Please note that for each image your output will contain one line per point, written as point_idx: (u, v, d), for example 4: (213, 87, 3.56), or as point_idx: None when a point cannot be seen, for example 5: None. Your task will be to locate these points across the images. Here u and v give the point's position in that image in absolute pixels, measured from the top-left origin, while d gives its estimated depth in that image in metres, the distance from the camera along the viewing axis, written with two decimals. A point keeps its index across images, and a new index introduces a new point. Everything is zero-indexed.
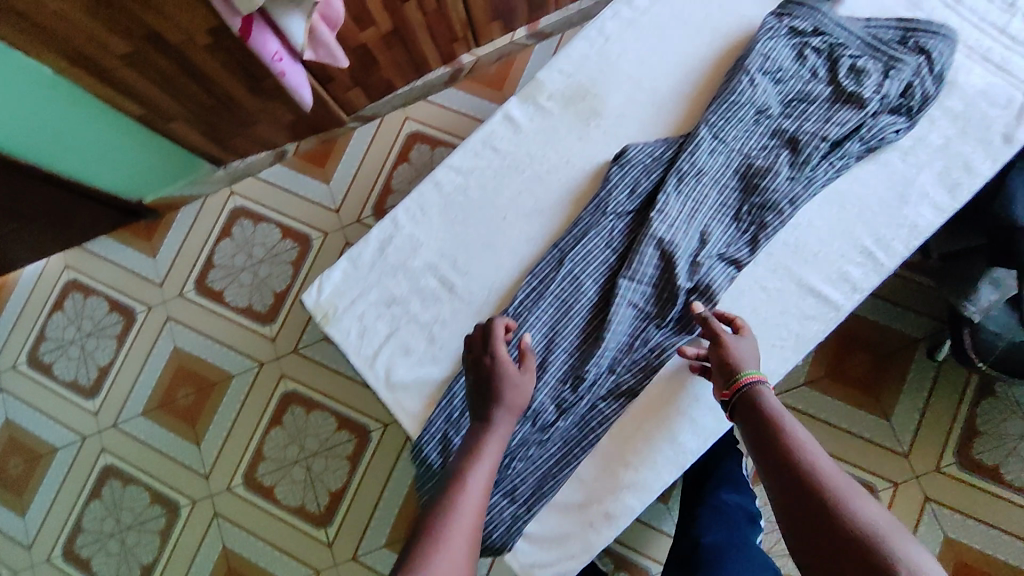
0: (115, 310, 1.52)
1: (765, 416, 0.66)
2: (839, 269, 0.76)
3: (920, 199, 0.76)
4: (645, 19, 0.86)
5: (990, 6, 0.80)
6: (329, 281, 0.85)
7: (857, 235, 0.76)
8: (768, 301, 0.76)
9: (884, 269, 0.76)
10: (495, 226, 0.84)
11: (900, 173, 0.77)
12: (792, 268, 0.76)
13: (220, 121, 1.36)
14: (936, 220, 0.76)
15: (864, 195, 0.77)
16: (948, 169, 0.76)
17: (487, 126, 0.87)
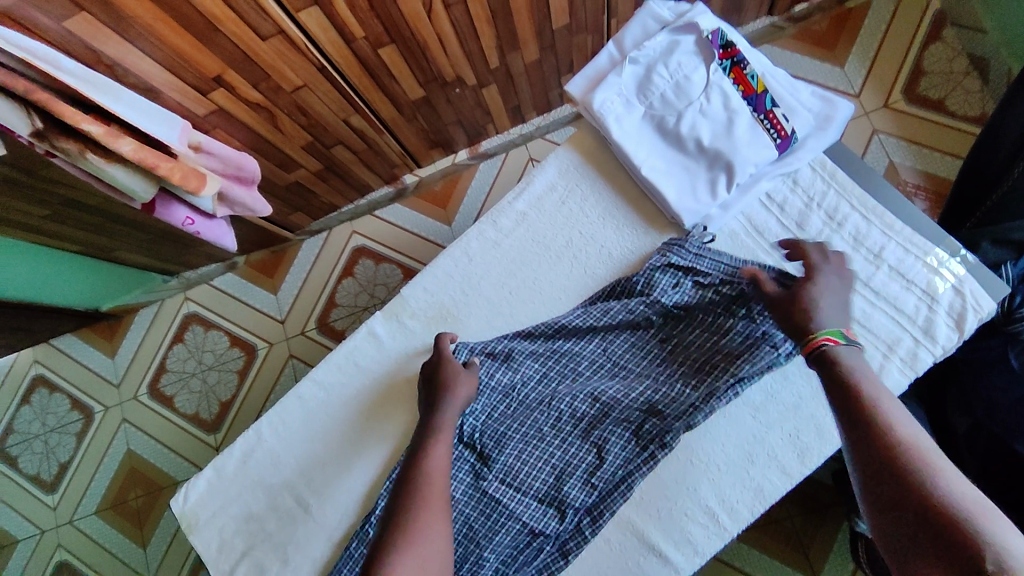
0: (76, 408, 1.72)
1: (837, 376, 0.69)
2: (683, 530, 0.78)
3: (767, 464, 0.79)
4: (508, 242, 0.86)
5: (854, 254, 0.90)
6: (194, 489, 0.88)
7: (703, 493, 0.79)
8: (612, 555, 0.78)
9: (726, 533, 0.78)
10: (351, 447, 0.85)
11: (750, 430, 0.80)
12: (638, 523, 0.78)
13: (165, 246, 1.49)
14: (781, 484, 0.79)
15: (712, 452, 0.80)
16: (797, 433, 0.80)
17: (351, 341, 0.88)
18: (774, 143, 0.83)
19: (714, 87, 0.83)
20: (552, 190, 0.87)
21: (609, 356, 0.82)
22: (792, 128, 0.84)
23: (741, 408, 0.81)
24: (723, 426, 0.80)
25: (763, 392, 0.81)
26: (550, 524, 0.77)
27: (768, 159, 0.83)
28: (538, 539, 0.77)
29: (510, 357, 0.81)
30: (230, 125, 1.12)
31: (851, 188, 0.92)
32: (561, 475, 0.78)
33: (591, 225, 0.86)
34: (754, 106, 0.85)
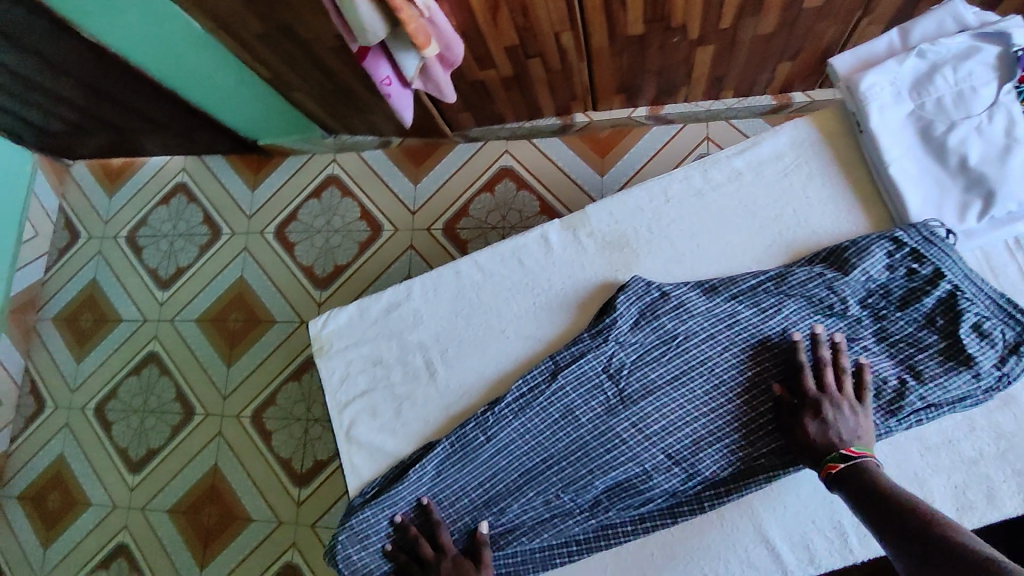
0: (207, 224, 1.84)
1: (869, 482, 0.65)
2: (804, 534, 0.74)
3: None
4: (712, 195, 0.83)
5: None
6: (335, 319, 0.93)
7: (839, 507, 0.74)
8: (719, 529, 0.76)
9: (850, 556, 0.73)
10: (492, 335, 0.87)
11: (912, 468, 0.79)
12: (759, 510, 0.75)
13: (338, 104, 1.53)
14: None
15: None
16: (965, 488, 0.77)
17: (522, 238, 0.88)
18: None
19: (1002, 108, 0.78)
20: (778, 160, 0.84)
21: (791, 346, 0.76)
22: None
23: (912, 442, 0.79)
24: None
25: (942, 434, 0.79)
26: (674, 482, 0.76)
27: None
28: (655, 490, 0.77)
29: (684, 308, 0.79)
30: (457, 4, 1.13)
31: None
32: (699, 442, 0.76)
33: (808, 207, 0.82)
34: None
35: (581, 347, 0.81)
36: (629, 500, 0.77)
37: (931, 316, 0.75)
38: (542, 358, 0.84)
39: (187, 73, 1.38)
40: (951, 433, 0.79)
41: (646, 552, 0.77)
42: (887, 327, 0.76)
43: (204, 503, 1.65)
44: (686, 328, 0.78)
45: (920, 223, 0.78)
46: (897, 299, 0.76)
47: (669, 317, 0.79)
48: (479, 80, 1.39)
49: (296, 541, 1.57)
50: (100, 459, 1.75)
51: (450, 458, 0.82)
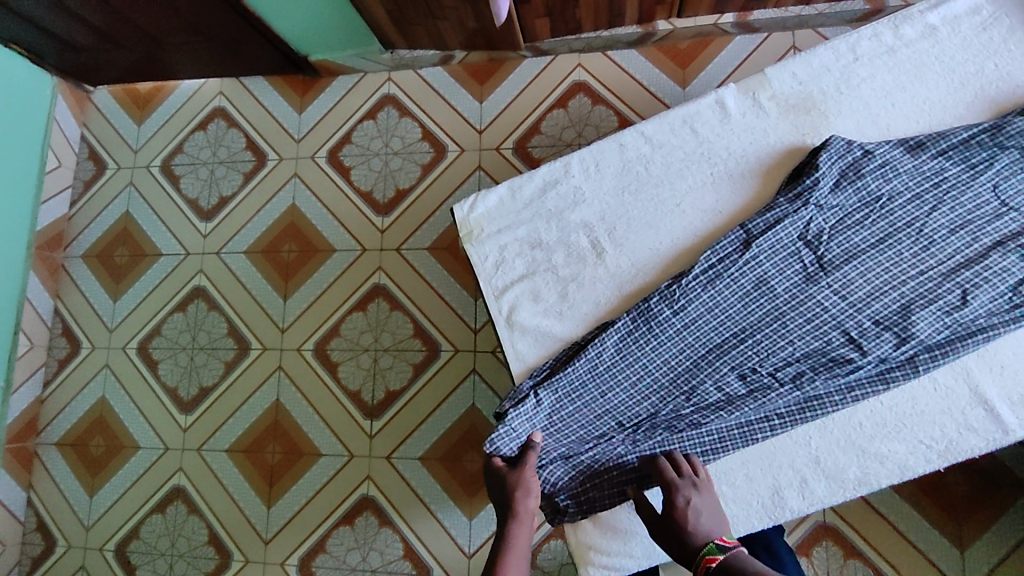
0: (251, 149, 1.71)
1: (743, 565, 0.71)
2: (1022, 392, 0.79)
3: None
4: (904, 51, 0.84)
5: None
6: (483, 202, 0.88)
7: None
8: (934, 395, 0.80)
9: None
10: (666, 210, 0.85)
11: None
12: (973, 371, 0.80)
13: (409, 8, 1.42)
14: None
15: None
16: None
17: (694, 105, 0.86)
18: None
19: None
20: (975, 14, 0.84)
21: (1001, 203, 0.79)
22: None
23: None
24: None
25: None
26: (884, 346, 0.79)
27: None
28: (867, 355, 0.79)
29: (888, 168, 0.81)
30: None
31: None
32: (909, 305, 0.79)
33: (1009, 61, 0.83)
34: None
35: (779, 210, 0.81)
36: (840, 369, 0.80)
37: None
38: (734, 225, 0.84)
39: None
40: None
41: (857, 423, 0.81)
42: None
43: (266, 442, 1.56)
44: (891, 188, 0.81)
45: None
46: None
47: (875, 177, 0.81)
48: None
49: (371, 474, 1.49)
50: (146, 400, 1.64)
51: (641, 334, 0.83)
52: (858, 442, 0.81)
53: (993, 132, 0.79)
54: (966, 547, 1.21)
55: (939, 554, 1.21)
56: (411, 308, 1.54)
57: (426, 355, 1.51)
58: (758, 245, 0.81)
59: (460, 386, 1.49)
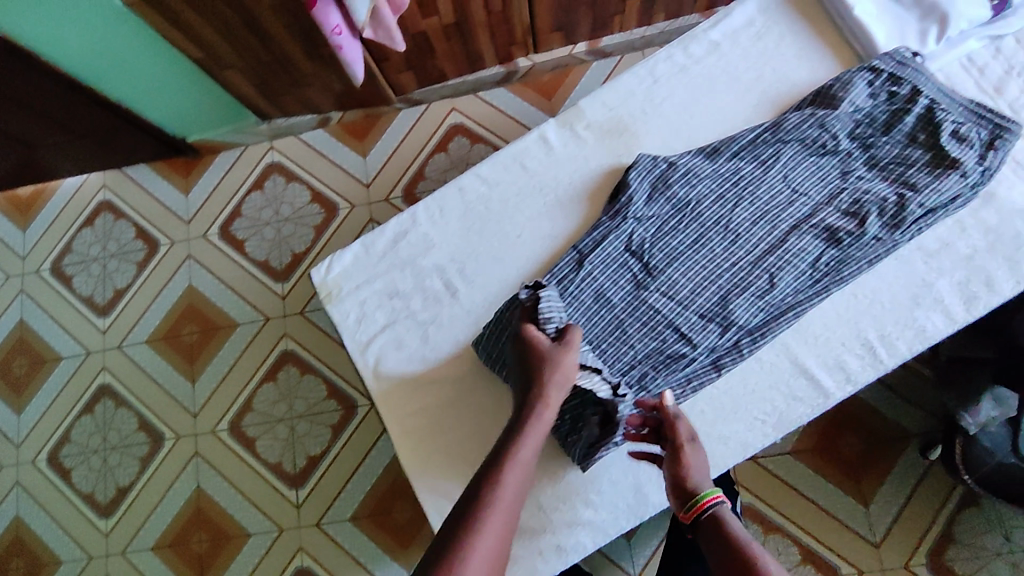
0: (141, 238, 1.70)
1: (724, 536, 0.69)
2: (836, 357, 0.80)
3: (933, 307, 0.79)
4: (695, 68, 0.87)
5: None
6: (339, 261, 0.88)
7: (862, 326, 0.80)
8: (761, 374, 0.80)
9: (880, 366, 0.79)
10: (508, 242, 0.86)
11: (919, 273, 0.80)
12: (790, 345, 0.80)
13: (273, 79, 1.46)
14: (942, 330, 0.79)
15: (880, 289, 0.80)
16: (969, 280, 0.79)
17: (522, 142, 0.88)
18: (992, 3, 0.85)
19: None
20: (750, 24, 0.88)
21: (792, 190, 0.81)
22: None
23: (913, 251, 0.80)
24: (893, 266, 0.80)
25: (939, 239, 0.80)
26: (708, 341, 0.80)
27: (981, 19, 0.85)
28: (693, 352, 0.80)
29: (691, 175, 0.81)
30: None
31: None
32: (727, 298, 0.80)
33: (784, 62, 0.87)
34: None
35: (603, 229, 0.82)
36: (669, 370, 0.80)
37: (915, 131, 0.81)
38: (562, 251, 0.84)
39: (104, 60, 1.26)
40: (944, 237, 0.80)
41: (696, 416, 0.81)
42: (875, 155, 0.81)
43: (191, 531, 1.51)
44: (695, 193, 0.82)
45: (894, 50, 0.83)
46: (880, 125, 0.82)
47: (680, 182, 0.82)
48: (421, 32, 1.37)
49: (302, 543, 1.46)
50: (62, 512, 1.57)
51: (488, 368, 0.82)
52: (700, 435, 0.81)
53: (776, 126, 0.83)
54: (870, 503, 1.29)
55: (848, 515, 1.28)
56: (321, 370, 1.54)
57: (342, 415, 1.51)
58: (586, 263, 0.81)
59: (379, 441, 1.50)
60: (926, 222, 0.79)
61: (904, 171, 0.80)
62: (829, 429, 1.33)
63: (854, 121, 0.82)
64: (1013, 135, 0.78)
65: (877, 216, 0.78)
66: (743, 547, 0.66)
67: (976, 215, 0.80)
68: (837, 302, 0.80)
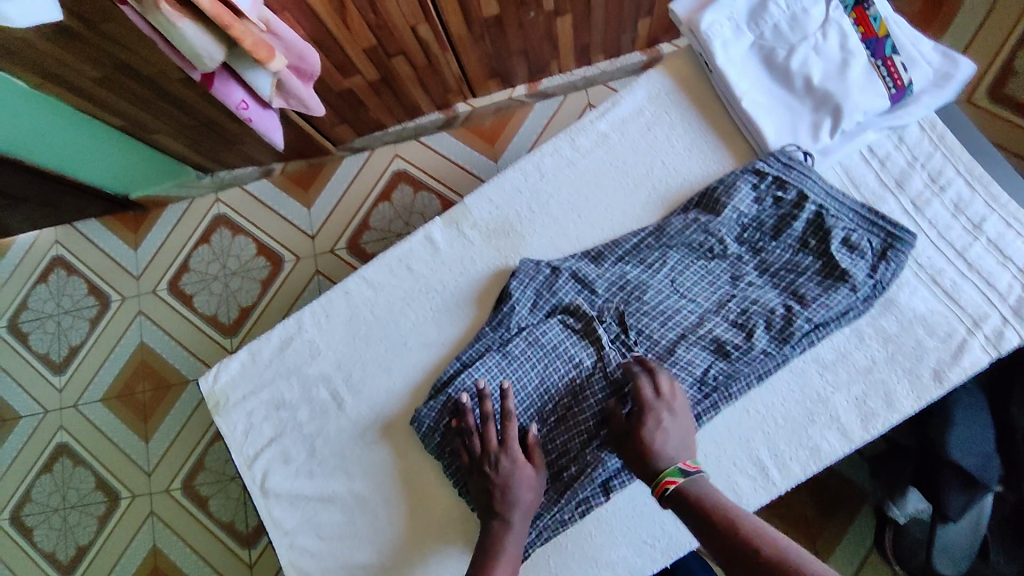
0: (94, 293, 1.71)
1: (692, 500, 0.67)
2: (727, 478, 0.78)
3: (828, 423, 0.79)
4: (584, 161, 0.86)
5: (951, 222, 0.84)
6: (226, 369, 0.86)
7: (755, 444, 0.79)
8: (651, 490, 0.79)
9: (773, 487, 0.78)
10: (394, 349, 0.83)
11: (815, 388, 0.80)
12: None
13: (205, 138, 1.44)
14: (838, 448, 0.78)
15: (772, 405, 0.80)
16: (865, 397, 0.79)
17: (407, 243, 0.85)
18: (888, 93, 0.81)
19: (832, 24, 0.81)
20: (640, 114, 0.87)
21: (680, 295, 0.81)
22: (910, 80, 0.81)
23: (809, 364, 0.80)
24: (787, 379, 0.80)
25: (834, 349, 0.80)
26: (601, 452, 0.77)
27: (879, 109, 0.81)
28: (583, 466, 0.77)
29: (581, 279, 0.81)
30: (298, 11, 1.07)
31: (960, 153, 0.85)
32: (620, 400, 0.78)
33: (676, 155, 0.86)
34: (871, 52, 0.83)
35: (485, 341, 0.80)
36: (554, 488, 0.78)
37: (803, 240, 0.82)
38: (447, 362, 0.82)
39: (25, 136, 1.25)
40: (841, 347, 0.80)
41: (585, 533, 0.79)
42: (762, 261, 0.82)
43: None
44: (581, 301, 0.81)
45: (788, 146, 0.83)
46: (769, 230, 0.83)
47: (570, 287, 0.81)
48: (349, 89, 1.34)
49: None
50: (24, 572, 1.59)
51: (379, 482, 0.80)
52: (589, 553, 0.79)
53: (660, 230, 0.83)
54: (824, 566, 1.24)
55: None
56: None
57: None
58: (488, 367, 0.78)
59: None
60: (813, 336, 0.78)
61: (792, 278, 0.81)
62: (791, 494, 1.24)
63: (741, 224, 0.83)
64: (908, 244, 0.79)
65: (764, 327, 0.78)
66: (723, 513, 0.64)
67: (876, 324, 0.81)
68: (727, 418, 0.79)
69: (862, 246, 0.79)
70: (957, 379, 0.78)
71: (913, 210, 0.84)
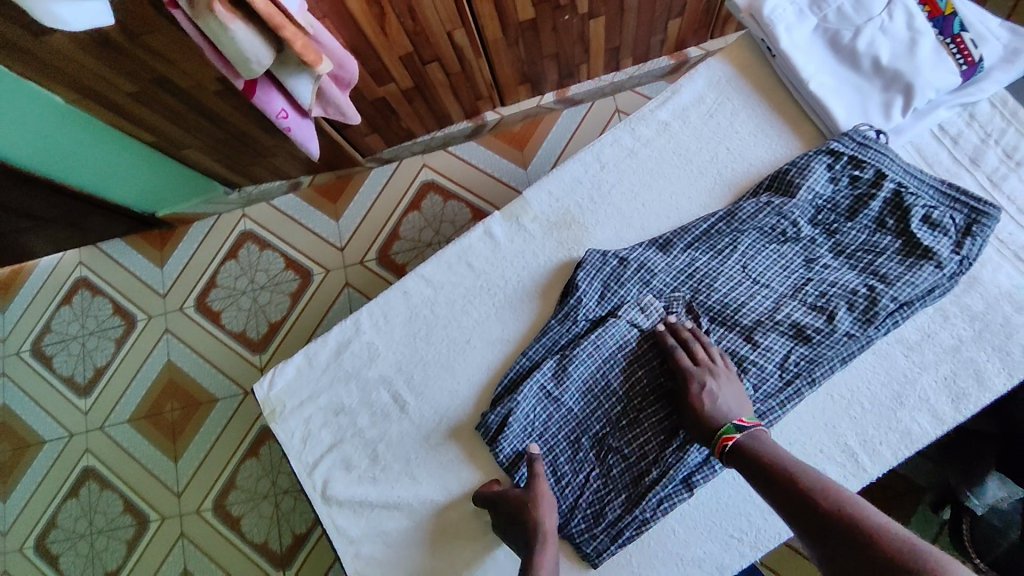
0: (119, 313, 1.69)
1: (756, 456, 0.68)
2: (815, 464, 0.76)
3: (917, 405, 0.77)
4: (645, 151, 0.84)
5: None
6: (281, 375, 0.84)
7: (842, 430, 0.77)
8: (734, 482, 0.76)
9: (865, 474, 0.75)
10: (457, 348, 0.81)
11: (902, 368, 0.78)
12: None
13: (235, 152, 1.43)
14: (930, 431, 0.76)
15: (857, 387, 0.78)
16: (954, 376, 0.77)
17: (465, 239, 0.83)
18: (959, 70, 0.80)
19: (898, 4, 0.81)
20: (702, 101, 0.86)
21: (753, 280, 0.80)
22: (980, 56, 0.81)
23: (893, 345, 0.79)
24: (872, 361, 0.78)
25: (919, 329, 0.79)
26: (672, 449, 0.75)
27: (951, 86, 0.81)
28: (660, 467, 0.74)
29: (652, 268, 0.80)
30: (339, 18, 1.06)
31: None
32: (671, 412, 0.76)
33: (740, 141, 0.85)
34: (938, 30, 0.82)
35: (553, 335, 0.78)
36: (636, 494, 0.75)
37: (880, 220, 0.80)
38: (514, 358, 0.80)
39: (60, 153, 1.24)
40: (926, 326, 0.79)
41: (668, 529, 0.76)
42: (838, 244, 0.80)
43: None
44: (652, 290, 0.80)
45: (859, 126, 0.82)
46: (843, 211, 0.81)
47: (638, 277, 0.80)
48: (381, 98, 1.34)
49: None
50: None
51: (447, 484, 0.78)
52: (673, 551, 0.76)
53: (730, 215, 0.81)
54: None
55: None
56: None
57: None
58: (554, 369, 0.77)
59: None
60: (895, 315, 0.76)
61: (871, 259, 0.78)
62: None
63: (816, 207, 0.82)
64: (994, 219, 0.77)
65: (843, 309, 0.77)
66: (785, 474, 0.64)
67: (960, 303, 0.79)
68: (814, 403, 0.78)
69: (945, 223, 0.77)
70: None
71: (991, 186, 0.82)
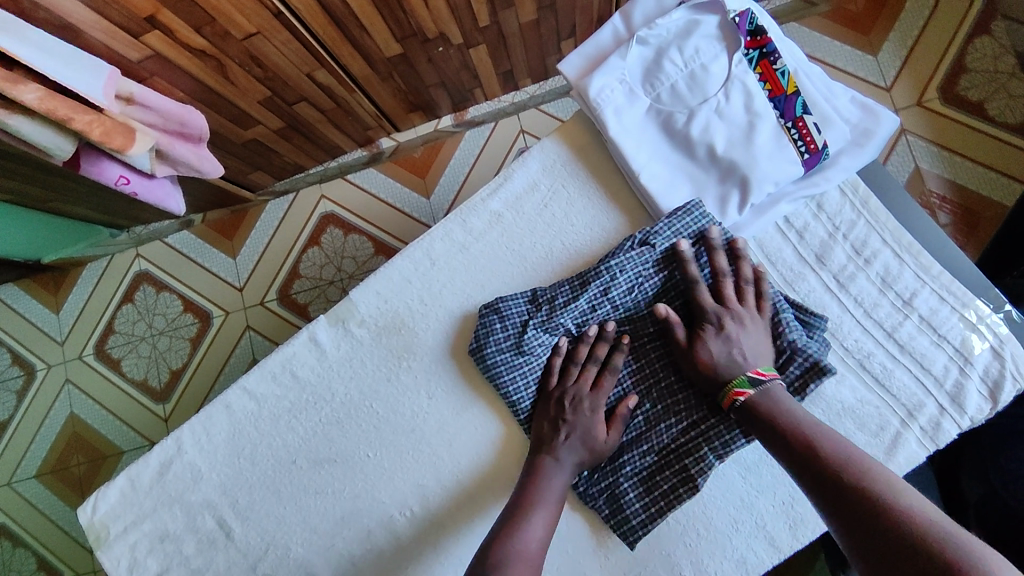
0: (17, 363, 1.60)
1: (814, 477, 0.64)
2: None
3: (755, 533, 0.75)
4: (477, 246, 0.76)
5: (879, 298, 0.76)
6: (104, 499, 0.77)
7: (676, 559, 0.75)
8: None
9: None
10: (282, 471, 0.75)
11: (740, 492, 0.76)
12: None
13: (109, 198, 1.33)
14: (765, 558, 0.75)
15: (694, 514, 0.75)
16: (792, 501, 0.75)
17: (288, 347, 0.76)
18: (800, 158, 0.72)
19: (734, 83, 0.72)
20: (535, 189, 0.77)
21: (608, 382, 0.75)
22: (824, 142, 0.73)
23: (730, 466, 0.76)
24: (712, 487, 0.76)
25: (757, 451, 0.76)
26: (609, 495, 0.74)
27: (792, 177, 0.73)
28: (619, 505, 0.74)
29: (509, 358, 0.72)
30: (171, 74, 0.96)
31: (885, 219, 0.77)
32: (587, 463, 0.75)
33: (575, 234, 0.77)
34: (781, 110, 0.73)
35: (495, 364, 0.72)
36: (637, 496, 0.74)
37: None
38: (336, 481, 0.74)
39: None
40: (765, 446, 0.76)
41: None
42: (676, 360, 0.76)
43: None
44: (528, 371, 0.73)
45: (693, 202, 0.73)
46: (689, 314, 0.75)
47: (493, 371, 0.73)
48: (255, 139, 1.24)
49: None
50: None
51: None
52: None
53: (581, 281, 0.73)
54: None
55: None
56: None
57: None
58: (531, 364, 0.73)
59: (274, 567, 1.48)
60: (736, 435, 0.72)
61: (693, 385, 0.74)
62: None
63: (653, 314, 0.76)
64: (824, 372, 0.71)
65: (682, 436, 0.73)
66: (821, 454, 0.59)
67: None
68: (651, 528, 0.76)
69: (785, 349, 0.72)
70: (890, 478, 0.72)
71: (836, 286, 0.76)
